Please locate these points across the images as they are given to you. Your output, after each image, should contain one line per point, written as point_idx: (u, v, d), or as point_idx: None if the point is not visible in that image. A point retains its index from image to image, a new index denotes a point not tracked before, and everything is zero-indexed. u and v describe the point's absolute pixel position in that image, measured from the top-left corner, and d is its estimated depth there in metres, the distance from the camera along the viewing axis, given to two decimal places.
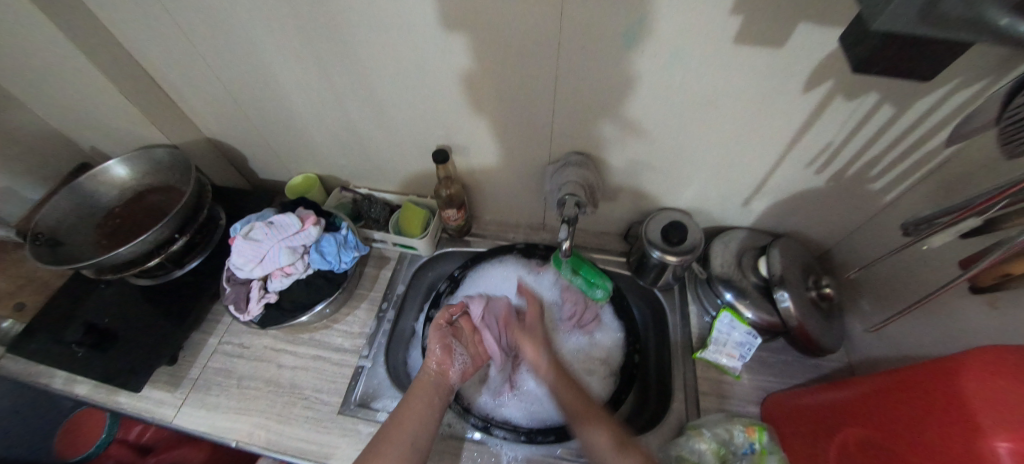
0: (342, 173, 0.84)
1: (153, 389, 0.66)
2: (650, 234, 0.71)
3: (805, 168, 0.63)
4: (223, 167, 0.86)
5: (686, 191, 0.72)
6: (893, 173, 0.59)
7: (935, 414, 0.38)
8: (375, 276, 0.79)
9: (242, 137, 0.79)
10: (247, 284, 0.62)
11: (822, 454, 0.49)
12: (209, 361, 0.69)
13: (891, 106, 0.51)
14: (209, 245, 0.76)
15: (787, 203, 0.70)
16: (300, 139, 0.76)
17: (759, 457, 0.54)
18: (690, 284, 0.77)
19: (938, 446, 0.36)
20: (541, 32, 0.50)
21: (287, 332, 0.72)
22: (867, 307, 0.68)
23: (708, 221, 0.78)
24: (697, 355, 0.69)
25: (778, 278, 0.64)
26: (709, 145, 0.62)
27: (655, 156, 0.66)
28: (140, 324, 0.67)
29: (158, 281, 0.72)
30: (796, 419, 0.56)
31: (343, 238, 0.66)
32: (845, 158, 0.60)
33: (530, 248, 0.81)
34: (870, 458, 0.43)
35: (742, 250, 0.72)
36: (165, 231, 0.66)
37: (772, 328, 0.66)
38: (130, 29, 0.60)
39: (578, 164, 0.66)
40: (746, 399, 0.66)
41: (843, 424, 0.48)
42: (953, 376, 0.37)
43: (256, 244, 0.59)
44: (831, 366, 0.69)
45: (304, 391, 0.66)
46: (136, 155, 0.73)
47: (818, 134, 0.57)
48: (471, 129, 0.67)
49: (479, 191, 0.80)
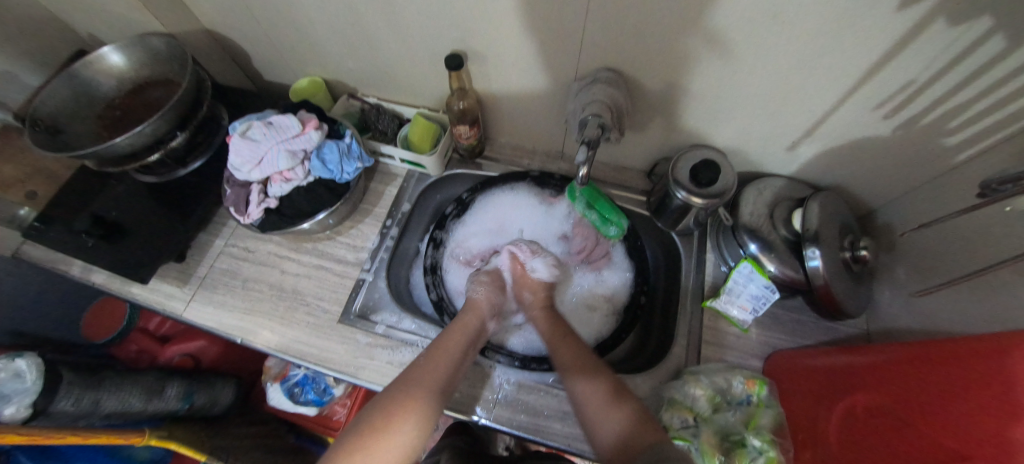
0: (348, 79, 0.77)
1: (163, 284, 0.68)
2: (677, 172, 0.65)
3: (872, 111, 0.54)
4: (226, 63, 0.80)
5: (726, 127, 0.64)
6: (974, 129, 0.48)
7: (967, 391, 0.34)
8: (380, 192, 0.76)
9: (239, 30, 0.72)
10: (247, 187, 0.60)
11: (826, 414, 0.47)
12: (215, 261, 0.70)
13: (1003, 38, 0.40)
14: (212, 146, 0.73)
15: (841, 150, 0.62)
16: (301, 36, 0.69)
17: (755, 409, 0.53)
18: (712, 231, 0.72)
19: (962, 424, 0.33)
20: None
21: (291, 241, 0.71)
22: (903, 274, 0.62)
23: (744, 164, 0.71)
24: (707, 303, 0.66)
25: (812, 233, 0.58)
26: (764, 72, 0.53)
27: (697, 82, 0.57)
28: (146, 220, 0.67)
29: (163, 179, 0.70)
30: (803, 376, 0.54)
31: (346, 147, 0.62)
32: (925, 104, 0.50)
33: (544, 177, 0.74)
34: (880, 426, 0.40)
35: (776, 199, 0.66)
36: (162, 126, 0.63)
37: (794, 284, 0.61)
38: None
39: (608, 82, 0.58)
40: (750, 353, 0.63)
41: (856, 388, 0.45)
42: (1000, 352, 0.32)
43: (253, 144, 0.56)
44: (847, 329, 0.66)
45: (307, 299, 0.67)
46: (130, 43, 0.67)
47: (901, 68, 0.47)
48: (488, 34, 0.58)
49: (495, 109, 0.73)
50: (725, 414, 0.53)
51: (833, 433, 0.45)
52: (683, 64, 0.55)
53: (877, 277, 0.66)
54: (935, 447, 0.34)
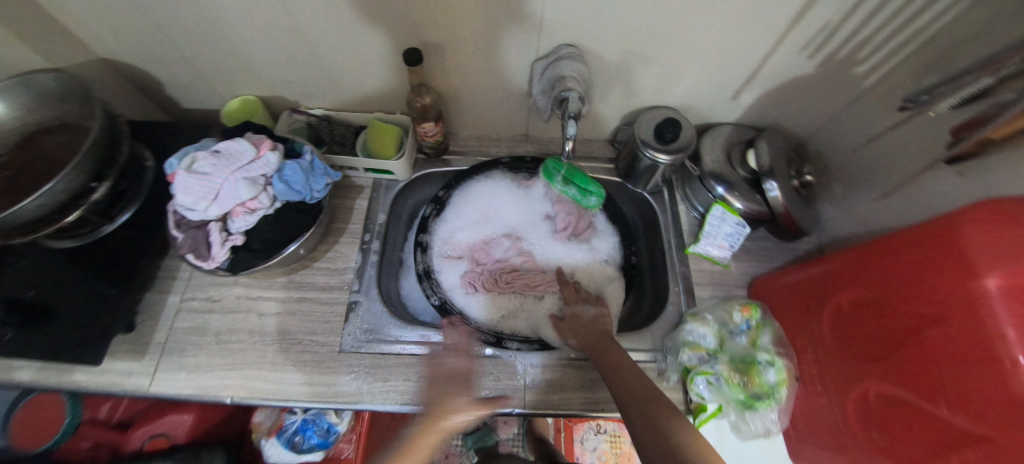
0: (287, 93, 0.70)
1: (115, 361, 0.58)
2: (642, 133, 0.69)
3: (800, 52, 0.61)
4: (131, 95, 0.69)
5: (679, 86, 0.68)
6: (882, 53, 0.58)
7: (930, 268, 0.41)
8: (350, 207, 0.71)
9: (146, 54, 0.62)
10: (203, 227, 0.52)
11: (815, 321, 0.54)
12: (175, 320, 0.61)
13: None
14: (141, 192, 0.63)
15: (775, 92, 0.69)
16: (225, 51, 0.61)
17: (755, 332, 0.59)
18: (678, 184, 0.77)
19: (937, 296, 0.40)
20: None
21: (261, 278, 0.64)
22: (839, 190, 0.72)
23: (695, 118, 0.76)
24: (689, 250, 0.71)
25: (767, 169, 0.65)
26: (709, 29, 0.57)
27: (650, 47, 0.60)
28: (76, 292, 0.57)
29: (84, 241, 0.60)
30: (783, 292, 0.61)
31: (309, 164, 0.57)
32: (841, 38, 0.58)
33: (516, 161, 0.76)
34: (865, 313, 0.47)
35: (729, 145, 0.72)
36: (78, 177, 0.53)
37: (760, 216, 0.69)
38: None
39: (571, 57, 0.60)
40: (735, 285, 0.70)
41: (833, 292, 0.52)
42: (951, 232, 0.40)
43: (205, 178, 0.49)
44: (804, 247, 0.75)
45: (296, 336, 0.61)
46: (11, 85, 0.55)
47: (821, 10, 0.54)
48: (444, 26, 0.57)
49: (455, 102, 0.71)
50: (731, 343, 0.58)
51: (828, 331, 0.52)
52: (638, 30, 0.57)
53: (818, 197, 0.76)
54: (921, 317, 0.41)
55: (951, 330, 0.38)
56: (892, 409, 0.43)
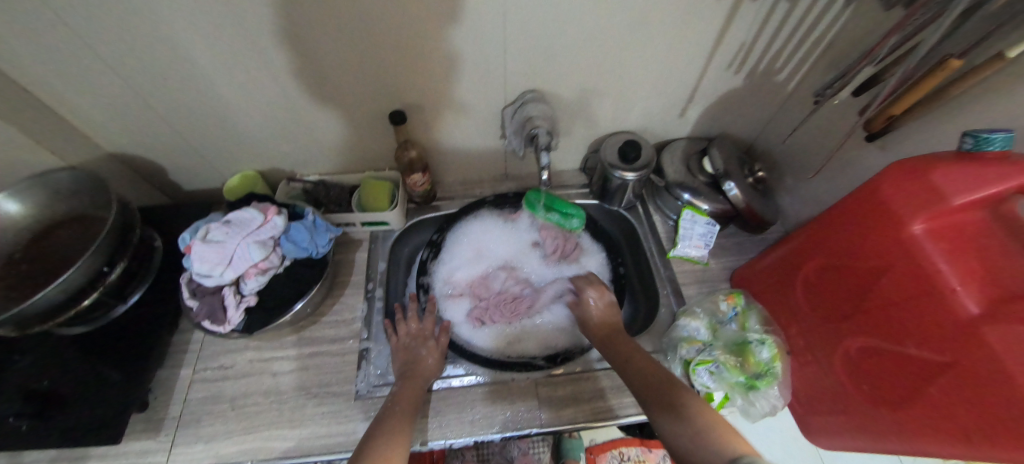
0: (283, 164, 0.77)
1: (131, 441, 0.58)
2: (608, 157, 0.77)
3: (727, 71, 0.71)
4: (137, 185, 0.74)
5: (632, 112, 0.78)
6: (794, 62, 0.69)
7: (866, 227, 0.47)
8: (351, 261, 0.75)
9: (153, 145, 0.68)
10: (218, 293, 0.56)
11: (791, 294, 0.59)
12: (188, 393, 0.62)
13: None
14: (151, 271, 0.66)
15: (716, 106, 0.79)
16: (226, 133, 0.68)
17: (742, 317, 0.63)
18: (649, 198, 0.85)
19: (879, 248, 0.46)
20: None
21: (271, 339, 0.66)
22: (791, 181, 0.80)
23: (653, 138, 0.86)
24: (671, 254, 0.77)
25: (723, 171, 0.73)
26: (648, 62, 0.67)
27: (602, 83, 0.70)
28: (90, 377, 0.58)
29: (96, 325, 0.62)
30: (759, 277, 0.65)
31: (312, 223, 0.62)
32: (757, 55, 0.69)
33: (500, 199, 0.82)
34: (826, 278, 0.53)
35: (687, 156, 0.81)
36: (96, 261, 0.56)
37: (725, 213, 0.76)
38: None
39: (536, 100, 0.69)
40: (718, 279, 0.75)
41: (798, 266, 0.58)
42: (873, 193, 0.46)
43: (220, 246, 0.53)
44: (774, 236, 0.81)
45: (311, 390, 0.62)
46: (28, 186, 0.59)
47: (735, 36, 0.65)
48: (422, 88, 0.65)
49: (438, 153, 0.79)
50: (723, 331, 0.63)
51: (802, 303, 0.57)
52: (588, 68, 0.67)
53: (776, 190, 0.84)
54: (870, 271, 0.47)
55: (897, 277, 0.44)
56: (875, 360, 0.47)
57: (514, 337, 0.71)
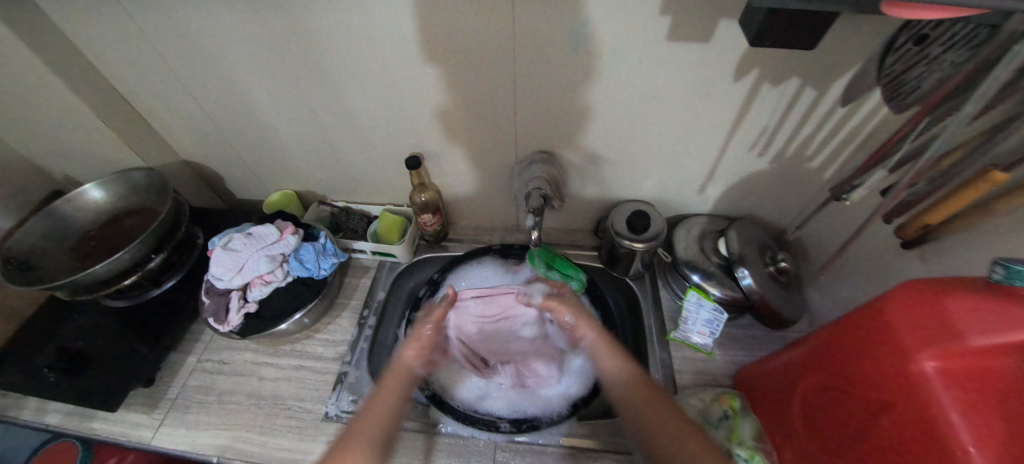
0: (318, 188, 0.86)
1: (129, 412, 0.64)
2: (616, 225, 0.76)
3: (750, 152, 0.68)
4: (201, 188, 0.87)
5: (647, 182, 0.77)
6: (826, 151, 0.65)
7: (868, 350, 0.41)
8: (356, 285, 0.80)
9: (218, 157, 0.81)
10: (226, 295, 0.63)
11: (787, 411, 0.52)
12: (188, 379, 0.68)
13: (812, 88, 0.57)
14: (187, 264, 0.76)
15: (739, 187, 0.76)
16: (274, 154, 0.78)
17: (733, 422, 0.57)
18: (660, 270, 0.81)
19: (877, 379, 0.40)
20: (497, 35, 0.55)
21: (268, 345, 0.72)
22: (822, 277, 0.72)
23: (671, 210, 0.83)
24: (670, 336, 0.72)
25: (738, 256, 0.69)
26: (661, 135, 0.67)
27: (613, 150, 0.71)
28: (115, 346, 0.67)
29: (133, 302, 0.71)
30: (759, 381, 0.59)
31: (321, 247, 0.68)
32: (783, 141, 0.65)
33: (506, 249, 0.84)
34: (827, 403, 0.46)
35: (703, 235, 0.77)
36: (142, 249, 0.66)
37: (737, 302, 0.70)
38: (104, 57, 0.62)
39: (543, 161, 0.71)
40: (720, 373, 0.68)
41: (798, 379, 0.51)
42: (879, 312, 0.41)
43: (235, 254, 0.61)
44: (797, 336, 0.73)
45: (287, 401, 0.65)
46: (114, 178, 0.73)
47: (756, 119, 0.63)
48: (438, 135, 0.71)
49: (452, 197, 0.83)
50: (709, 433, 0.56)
51: (800, 426, 0.50)
52: (598, 135, 0.68)
53: (806, 285, 0.76)
54: (873, 405, 0.40)
55: (903, 419, 0.37)
56: None
57: (486, 392, 0.69)
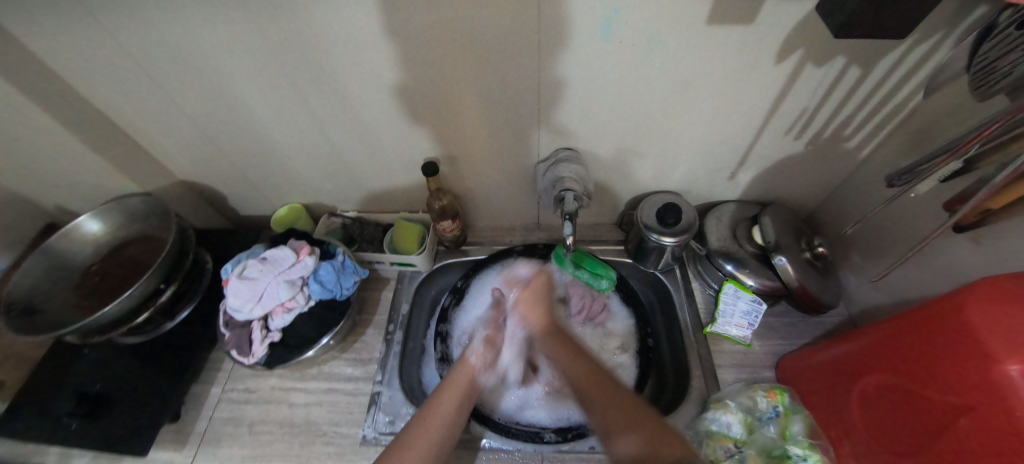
0: (326, 199, 0.82)
1: (159, 451, 0.62)
2: (645, 218, 0.73)
3: (784, 136, 0.65)
4: (202, 209, 0.82)
5: (674, 172, 0.73)
6: (866, 130, 0.62)
7: (945, 352, 0.39)
8: (377, 298, 0.77)
9: (217, 175, 0.76)
10: (247, 326, 0.60)
11: (848, 408, 0.51)
12: (215, 411, 0.66)
13: (858, 67, 0.53)
14: (199, 290, 0.72)
15: (770, 172, 0.73)
16: (278, 168, 0.74)
17: (784, 419, 0.56)
18: (689, 261, 0.79)
19: (955, 383, 0.38)
20: (519, 28, 0.50)
21: (294, 369, 0.69)
22: (858, 259, 0.70)
23: (697, 198, 0.80)
24: (707, 330, 0.70)
25: (774, 244, 0.66)
26: (693, 123, 0.63)
27: (640, 142, 0.67)
28: (135, 385, 0.64)
29: (149, 337, 0.68)
30: (811, 376, 0.58)
31: (340, 265, 0.65)
32: (820, 123, 0.62)
33: (529, 249, 0.81)
34: (893, 403, 0.45)
35: (734, 222, 0.74)
36: (151, 283, 0.63)
37: (775, 292, 0.67)
38: (84, 77, 0.56)
39: (569, 159, 0.68)
40: (760, 365, 0.67)
41: (859, 376, 0.50)
42: (957, 312, 0.39)
43: (252, 282, 0.57)
44: (834, 321, 0.72)
45: (321, 427, 0.64)
46: (110, 207, 0.69)
47: (795, 102, 0.59)
48: (452, 138, 0.66)
49: (469, 199, 0.79)
50: (760, 432, 0.56)
51: (862, 425, 0.49)
52: (625, 128, 0.64)
53: (840, 267, 0.75)
54: (946, 409, 0.39)
55: (980, 423, 0.35)
56: None
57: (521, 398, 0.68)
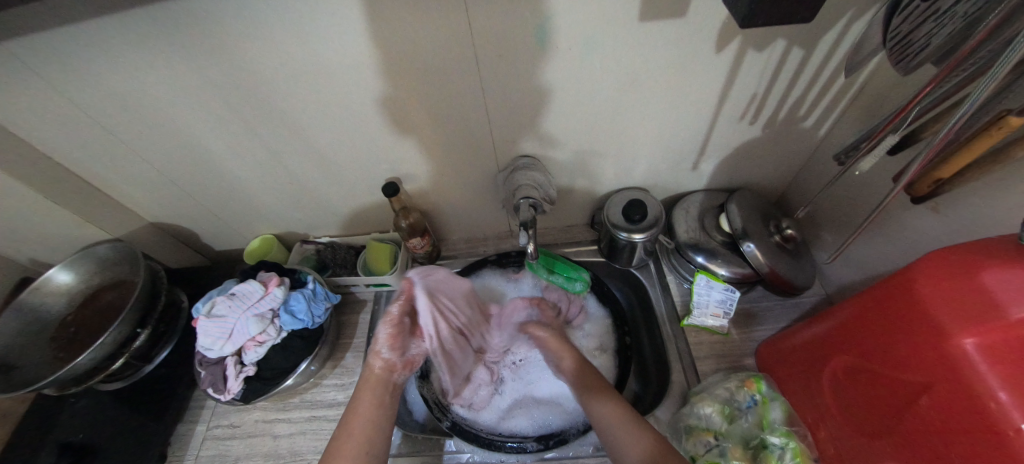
0: (298, 228, 0.82)
1: None
2: (612, 217, 0.73)
3: (741, 121, 0.65)
4: (175, 248, 0.83)
5: (638, 168, 0.73)
6: (820, 108, 0.62)
7: (898, 328, 0.40)
8: (355, 321, 0.78)
9: (187, 215, 0.77)
10: (220, 363, 0.61)
11: (817, 389, 0.51)
12: (200, 449, 0.66)
13: (800, 47, 0.53)
14: (176, 331, 0.72)
15: (733, 158, 0.72)
16: (244, 202, 0.74)
17: (763, 407, 0.56)
18: (663, 255, 0.78)
19: (912, 359, 0.38)
20: (456, 43, 0.50)
21: (276, 400, 0.69)
22: (829, 237, 0.70)
23: (666, 191, 0.80)
24: (685, 323, 0.70)
25: (741, 231, 0.66)
26: (646, 119, 0.63)
27: (598, 142, 0.67)
28: (119, 431, 0.64)
29: (128, 382, 0.68)
30: (783, 357, 0.58)
31: (311, 293, 0.65)
32: (773, 106, 0.62)
33: (503, 257, 0.81)
34: (859, 384, 0.45)
35: (703, 212, 0.74)
36: (124, 328, 0.63)
37: (748, 279, 0.67)
38: (37, 132, 0.57)
39: (528, 167, 0.68)
40: (741, 353, 0.67)
41: (826, 357, 0.50)
42: (907, 288, 0.39)
43: (221, 321, 0.58)
44: (811, 301, 0.71)
45: (305, 456, 0.64)
46: (78, 257, 0.69)
47: (743, 88, 0.59)
48: (411, 155, 0.67)
49: (438, 214, 0.80)
50: (740, 423, 0.55)
51: (833, 408, 0.49)
52: (581, 130, 0.65)
53: (813, 247, 0.74)
54: (908, 385, 0.39)
55: (945, 397, 0.35)
56: None
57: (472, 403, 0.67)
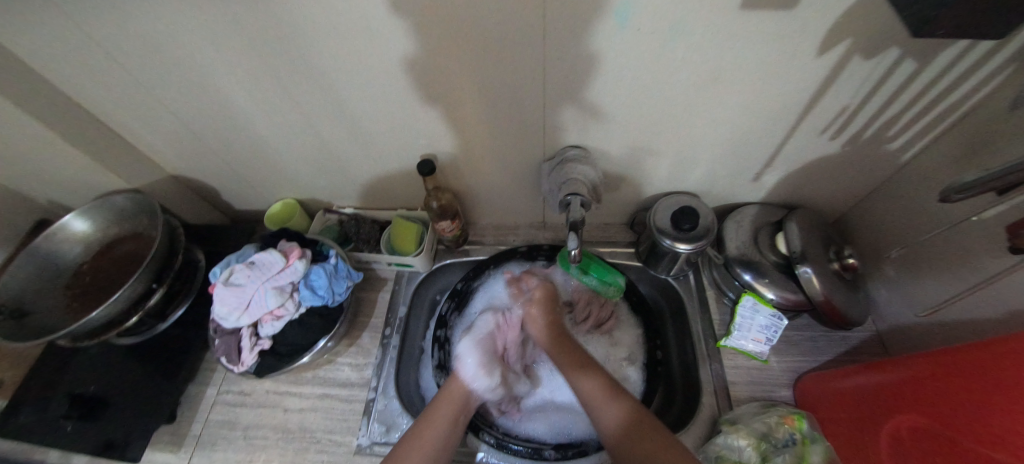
0: (321, 196, 0.78)
1: (155, 452, 0.62)
2: (658, 221, 0.67)
3: (819, 136, 0.58)
4: (194, 202, 0.80)
5: (693, 173, 0.67)
6: (912, 131, 0.55)
7: (996, 399, 0.36)
8: (374, 300, 0.75)
9: (208, 170, 0.73)
10: (236, 333, 0.59)
11: (870, 442, 0.47)
12: (210, 413, 0.65)
13: (913, 60, 0.46)
14: (192, 290, 0.70)
15: (798, 174, 0.66)
16: (268, 164, 0.70)
17: (802, 448, 0.52)
18: (705, 267, 0.74)
19: (997, 431, 0.34)
20: (518, 13, 0.43)
21: (289, 373, 0.67)
22: (891, 272, 0.64)
23: (716, 200, 0.74)
24: (721, 343, 0.66)
25: (799, 254, 0.60)
26: (715, 120, 0.57)
27: (655, 141, 0.61)
28: (130, 386, 0.63)
29: (142, 337, 0.67)
30: (834, 400, 0.54)
31: (333, 268, 0.62)
32: (861, 122, 0.55)
33: (533, 250, 0.76)
34: (921, 446, 0.41)
35: (756, 228, 0.68)
36: (139, 285, 0.61)
37: (798, 306, 0.62)
38: (57, 70, 0.53)
39: (577, 158, 0.62)
40: (778, 383, 0.63)
41: (891, 411, 0.46)
42: (1022, 357, 0.35)
43: (239, 289, 0.55)
44: (860, 337, 0.67)
45: (315, 434, 0.62)
46: (95, 205, 0.67)
47: (834, 98, 0.52)
48: (449, 133, 0.61)
49: (468, 196, 0.75)
50: (775, 461, 0.52)
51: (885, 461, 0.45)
52: (642, 126, 0.58)
53: (870, 279, 0.69)
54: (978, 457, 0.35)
55: None
56: None
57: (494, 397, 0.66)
